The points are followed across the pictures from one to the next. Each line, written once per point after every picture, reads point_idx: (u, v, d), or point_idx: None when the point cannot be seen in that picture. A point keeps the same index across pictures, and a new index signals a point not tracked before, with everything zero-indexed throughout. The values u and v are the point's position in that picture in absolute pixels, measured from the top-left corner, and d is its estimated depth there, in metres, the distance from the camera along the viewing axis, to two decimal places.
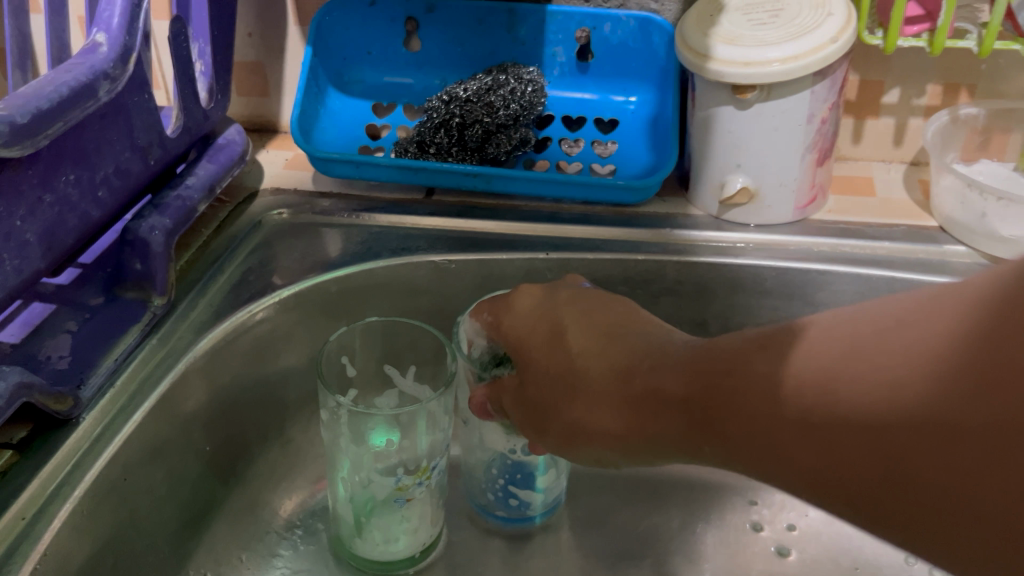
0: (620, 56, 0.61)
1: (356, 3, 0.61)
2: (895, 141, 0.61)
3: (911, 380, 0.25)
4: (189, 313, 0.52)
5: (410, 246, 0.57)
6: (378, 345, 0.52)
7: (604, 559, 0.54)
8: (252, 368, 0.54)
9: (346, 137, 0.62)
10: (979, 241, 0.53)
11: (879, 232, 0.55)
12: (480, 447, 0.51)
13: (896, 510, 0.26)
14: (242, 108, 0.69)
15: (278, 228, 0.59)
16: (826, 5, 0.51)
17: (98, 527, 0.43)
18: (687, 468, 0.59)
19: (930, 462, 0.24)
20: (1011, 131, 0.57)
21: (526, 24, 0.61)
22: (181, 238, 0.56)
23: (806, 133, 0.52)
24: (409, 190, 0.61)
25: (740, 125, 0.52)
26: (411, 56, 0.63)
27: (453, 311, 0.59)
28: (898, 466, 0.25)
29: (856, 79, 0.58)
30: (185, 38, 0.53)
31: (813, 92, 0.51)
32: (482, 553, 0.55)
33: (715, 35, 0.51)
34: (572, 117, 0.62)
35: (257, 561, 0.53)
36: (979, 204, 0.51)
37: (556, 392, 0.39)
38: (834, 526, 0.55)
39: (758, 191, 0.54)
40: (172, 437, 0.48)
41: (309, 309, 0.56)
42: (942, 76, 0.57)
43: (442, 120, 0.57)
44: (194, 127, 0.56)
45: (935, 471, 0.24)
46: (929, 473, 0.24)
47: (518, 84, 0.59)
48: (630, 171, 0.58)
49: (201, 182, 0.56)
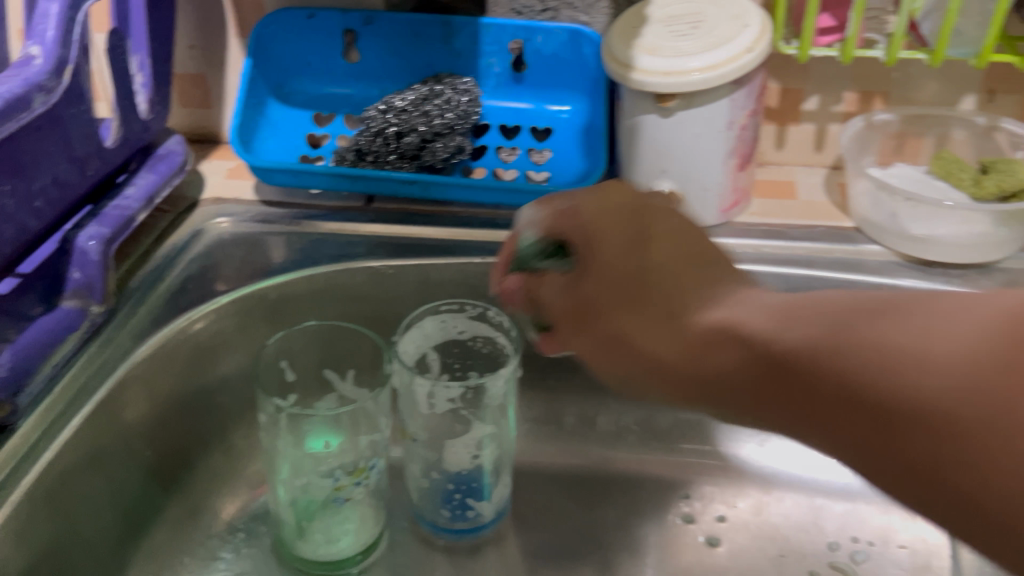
0: (553, 67, 0.63)
1: (294, 16, 0.62)
2: (815, 147, 0.63)
3: (968, 355, 0.22)
4: (129, 321, 0.52)
5: (349, 253, 0.58)
6: (317, 350, 0.53)
7: (541, 557, 0.56)
8: (192, 372, 0.54)
9: (288, 147, 0.63)
10: (892, 240, 0.56)
11: (799, 234, 0.58)
12: (427, 451, 0.53)
13: (933, 499, 0.23)
14: (183, 118, 0.69)
15: (219, 236, 0.60)
16: (743, 17, 0.53)
17: (33, 533, 0.43)
18: (628, 467, 0.61)
19: (972, 457, 0.21)
20: (923, 135, 0.61)
21: (460, 36, 0.62)
22: (123, 247, 0.57)
23: (727, 139, 0.55)
24: (349, 199, 0.63)
25: (663, 134, 0.55)
26: (350, 67, 0.65)
27: (391, 316, 0.60)
28: (891, 428, 0.24)
29: (777, 86, 0.61)
30: (123, 51, 0.54)
31: (732, 101, 0.53)
32: (425, 550, 0.56)
33: (637, 47, 0.53)
34: (508, 126, 0.64)
35: (198, 563, 0.54)
36: (890, 205, 0.54)
37: (579, 306, 0.37)
38: (762, 514, 0.57)
39: (684, 196, 0.57)
40: (110, 443, 0.49)
41: (248, 315, 0.57)
42: (857, 84, 0.60)
43: (379, 129, 0.59)
44: (134, 139, 0.57)
45: (946, 461, 0.22)
46: (931, 463, 0.23)
47: (454, 94, 0.61)
48: (563, 178, 0.60)
49: (139, 192, 0.56)
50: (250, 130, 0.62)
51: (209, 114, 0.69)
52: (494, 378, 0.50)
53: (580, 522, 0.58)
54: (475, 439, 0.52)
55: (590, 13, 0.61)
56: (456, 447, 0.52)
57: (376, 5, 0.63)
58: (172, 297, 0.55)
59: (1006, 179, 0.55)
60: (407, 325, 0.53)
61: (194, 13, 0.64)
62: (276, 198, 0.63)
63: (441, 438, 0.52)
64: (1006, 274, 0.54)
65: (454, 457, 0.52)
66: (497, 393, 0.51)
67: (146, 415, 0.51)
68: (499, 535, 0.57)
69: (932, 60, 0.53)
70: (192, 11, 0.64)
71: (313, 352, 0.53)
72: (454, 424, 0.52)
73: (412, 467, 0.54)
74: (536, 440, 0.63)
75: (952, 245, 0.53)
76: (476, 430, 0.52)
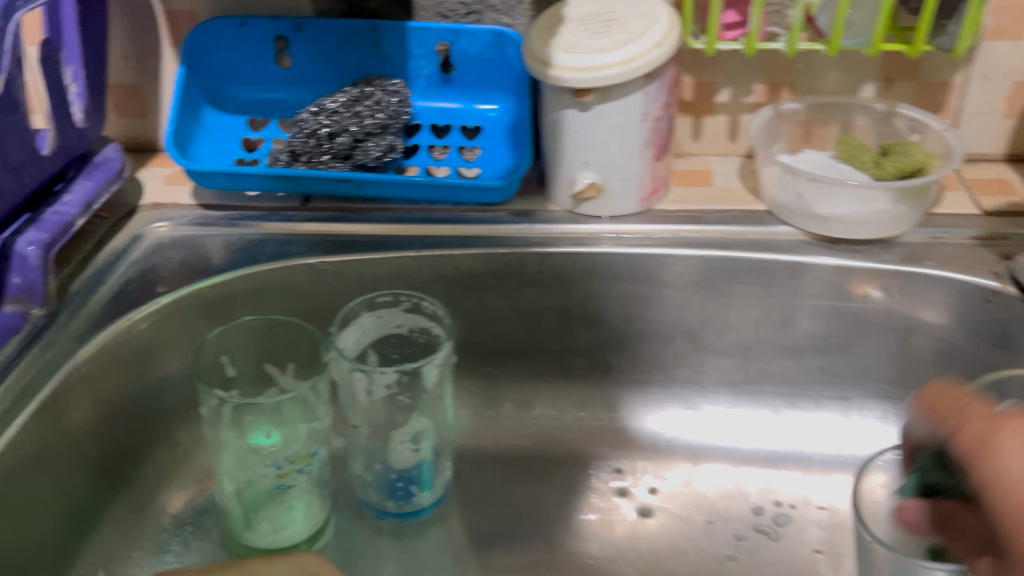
0: (479, 67, 0.65)
1: (226, 24, 0.64)
2: (729, 137, 0.67)
3: None
4: (70, 324, 0.54)
5: (286, 251, 0.60)
6: (258, 344, 0.55)
7: (482, 538, 0.58)
8: (135, 372, 0.56)
9: (224, 151, 0.65)
10: (801, 220, 0.59)
11: (715, 218, 0.61)
12: (368, 442, 0.54)
13: None
14: (119, 128, 0.71)
15: (158, 240, 0.61)
16: (653, 15, 0.56)
17: None
18: (564, 449, 0.63)
19: None
20: (828, 123, 0.65)
21: (389, 40, 0.64)
22: (63, 253, 0.59)
23: (642, 131, 0.58)
24: (286, 199, 0.64)
25: (583, 127, 0.58)
26: (282, 72, 0.67)
27: (329, 312, 0.62)
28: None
29: (691, 80, 0.65)
30: (55, 60, 0.56)
31: (645, 94, 0.56)
32: (371, 533, 0.58)
33: (555, 44, 0.56)
34: (439, 126, 0.66)
35: (147, 557, 0.55)
36: (796, 186, 0.58)
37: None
38: (691, 485, 0.61)
39: (606, 186, 0.60)
40: (56, 443, 0.50)
41: (189, 315, 0.58)
42: (765, 76, 0.64)
43: (312, 131, 0.61)
44: (71, 147, 0.59)
45: None
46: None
47: (384, 95, 0.63)
48: (491, 173, 0.63)
49: (76, 198, 0.58)
50: (186, 136, 0.63)
51: (145, 123, 0.70)
52: (428, 363, 0.52)
53: (518, 500, 0.60)
54: (413, 432, 0.54)
55: (512, 15, 0.64)
56: (397, 441, 0.54)
57: (306, 11, 0.65)
58: (112, 300, 0.56)
59: (903, 160, 0.59)
60: (345, 317, 0.55)
61: (127, 24, 0.65)
62: (214, 201, 0.64)
63: (383, 429, 0.54)
64: (907, 248, 0.58)
65: (396, 450, 0.54)
66: (433, 380, 0.53)
67: (93, 415, 0.53)
68: (442, 516, 0.59)
69: (830, 50, 0.56)
70: (125, 22, 0.65)
71: (254, 347, 0.55)
72: (394, 415, 0.54)
73: (352, 456, 0.56)
74: (477, 426, 0.65)
75: (856, 223, 0.57)
76: (416, 424, 0.54)
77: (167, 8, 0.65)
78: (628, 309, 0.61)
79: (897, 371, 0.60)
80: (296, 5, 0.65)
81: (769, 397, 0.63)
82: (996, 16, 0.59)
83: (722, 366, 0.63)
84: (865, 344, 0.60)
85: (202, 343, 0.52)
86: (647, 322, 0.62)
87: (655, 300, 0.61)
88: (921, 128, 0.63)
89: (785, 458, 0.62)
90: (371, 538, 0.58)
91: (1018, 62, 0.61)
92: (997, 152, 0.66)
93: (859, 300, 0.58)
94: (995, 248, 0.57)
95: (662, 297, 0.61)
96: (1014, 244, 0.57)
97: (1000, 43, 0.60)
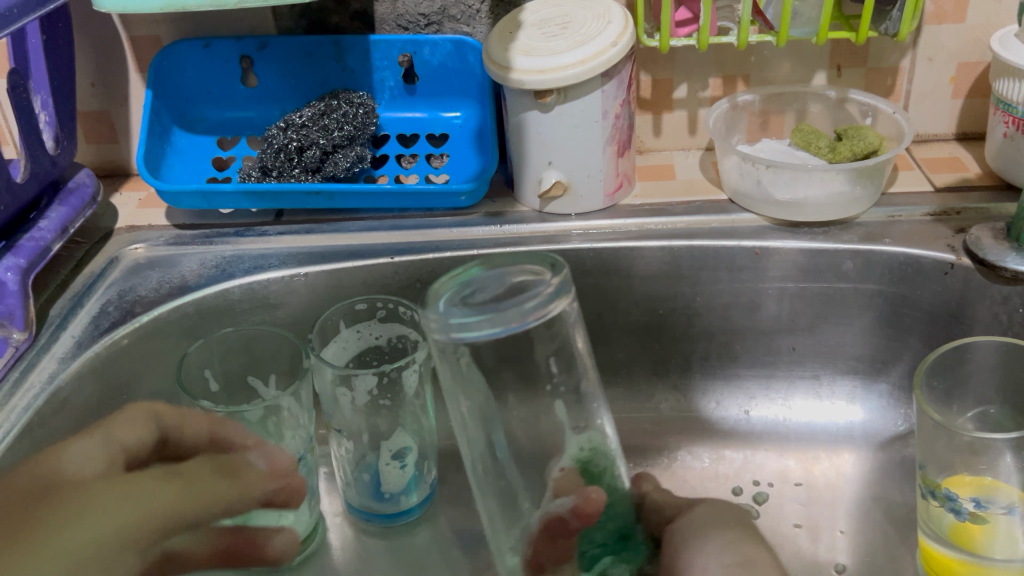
0: (442, 76, 0.67)
1: (191, 47, 0.65)
2: (689, 131, 0.69)
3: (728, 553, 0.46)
4: (51, 347, 0.55)
5: (263, 264, 0.61)
6: (239, 356, 0.56)
7: (473, 535, 0.59)
8: (117, 391, 0.56)
9: (195, 171, 0.66)
10: (761, 206, 0.61)
11: (679, 209, 0.63)
12: (354, 453, 0.56)
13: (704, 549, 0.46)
14: (91, 154, 0.72)
15: (134, 262, 0.62)
16: (606, 15, 0.58)
17: None
18: None
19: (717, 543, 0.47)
20: (784, 112, 0.67)
21: (352, 54, 0.66)
22: (41, 279, 0.60)
23: (603, 130, 0.60)
24: (259, 215, 0.66)
25: (546, 128, 0.59)
26: (249, 91, 0.68)
27: (309, 322, 0.63)
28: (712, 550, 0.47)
29: (648, 79, 0.67)
30: (23, 89, 0.56)
31: (603, 93, 0.58)
32: (362, 536, 0.59)
33: (514, 49, 0.58)
34: (406, 135, 0.67)
35: None
36: (754, 173, 0.60)
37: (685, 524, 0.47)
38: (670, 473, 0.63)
39: (571, 184, 0.62)
40: (42, 466, 0.51)
41: (171, 332, 0.59)
42: (720, 70, 0.66)
43: (281, 146, 0.62)
44: (43, 174, 0.59)
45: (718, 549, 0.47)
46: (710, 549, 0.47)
47: (350, 107, 0.64)
48: (460, 179, 0.64)
49: (51, 224, 0.59)
50: (156, 158, 0.64)
51: (116, 148, 0.71)
52: (408, 369, 0.53)
53: None
54: (397, 448, 0.56)
55: (472, 24, 0.65)
56: (382, 453, 0.55)
57: (269, 30, 0.67)
58: (95, 321, 0.57)
59: (857, 144, 0.61)
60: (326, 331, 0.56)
61: (92, 52, 0.66)
62: (188, 221, 0.65)
63: (368, 439, 0.55)
64: (866, 227, 0.60)
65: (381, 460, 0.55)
66: (413, 386, 0.54)
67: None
68: (430, 515, 0.60)
69: (778, 40, 0.58)
70: (90, 50, 0.66)
71: (238, 361, 0.56)
72: (379, 423, 0.55)
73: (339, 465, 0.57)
74: None
75: (816, 206, 0.59)
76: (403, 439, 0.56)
77: (131, 34, 0.66)
78: (600, 303, 0.63)
79: (864, 348, 0.62)
80: (259, 25, 0.66)
81: (743, 381, 0.65)
82: (936, 2, 0.62)
83: (696, 354, 0.65)
84: (831, 323, 0.62)
85: (184, 359, 0.53)
86: (619, 315, 0.63)
87: (625, 294, 0.62)
88: (873, 112, 0.65)
89: (760, 437, 0.64)
90: (361, 541, 0.59)
91: (962, 44, 0.63)
92: (947, 131, 0.68)
93: (823, 281, 0.60)
94: (949, 223, 0.59)
95: (631, 290, 0.62)
96: (967, 219, 0.59)
97: (943, 27, 0.63)
